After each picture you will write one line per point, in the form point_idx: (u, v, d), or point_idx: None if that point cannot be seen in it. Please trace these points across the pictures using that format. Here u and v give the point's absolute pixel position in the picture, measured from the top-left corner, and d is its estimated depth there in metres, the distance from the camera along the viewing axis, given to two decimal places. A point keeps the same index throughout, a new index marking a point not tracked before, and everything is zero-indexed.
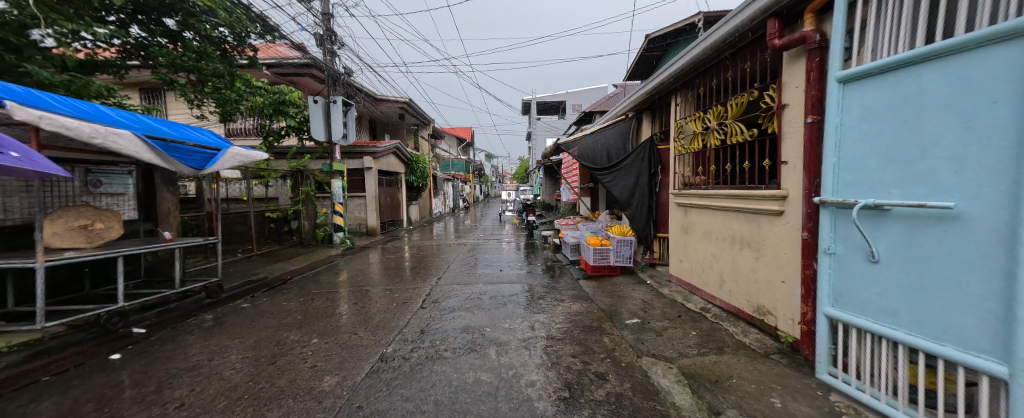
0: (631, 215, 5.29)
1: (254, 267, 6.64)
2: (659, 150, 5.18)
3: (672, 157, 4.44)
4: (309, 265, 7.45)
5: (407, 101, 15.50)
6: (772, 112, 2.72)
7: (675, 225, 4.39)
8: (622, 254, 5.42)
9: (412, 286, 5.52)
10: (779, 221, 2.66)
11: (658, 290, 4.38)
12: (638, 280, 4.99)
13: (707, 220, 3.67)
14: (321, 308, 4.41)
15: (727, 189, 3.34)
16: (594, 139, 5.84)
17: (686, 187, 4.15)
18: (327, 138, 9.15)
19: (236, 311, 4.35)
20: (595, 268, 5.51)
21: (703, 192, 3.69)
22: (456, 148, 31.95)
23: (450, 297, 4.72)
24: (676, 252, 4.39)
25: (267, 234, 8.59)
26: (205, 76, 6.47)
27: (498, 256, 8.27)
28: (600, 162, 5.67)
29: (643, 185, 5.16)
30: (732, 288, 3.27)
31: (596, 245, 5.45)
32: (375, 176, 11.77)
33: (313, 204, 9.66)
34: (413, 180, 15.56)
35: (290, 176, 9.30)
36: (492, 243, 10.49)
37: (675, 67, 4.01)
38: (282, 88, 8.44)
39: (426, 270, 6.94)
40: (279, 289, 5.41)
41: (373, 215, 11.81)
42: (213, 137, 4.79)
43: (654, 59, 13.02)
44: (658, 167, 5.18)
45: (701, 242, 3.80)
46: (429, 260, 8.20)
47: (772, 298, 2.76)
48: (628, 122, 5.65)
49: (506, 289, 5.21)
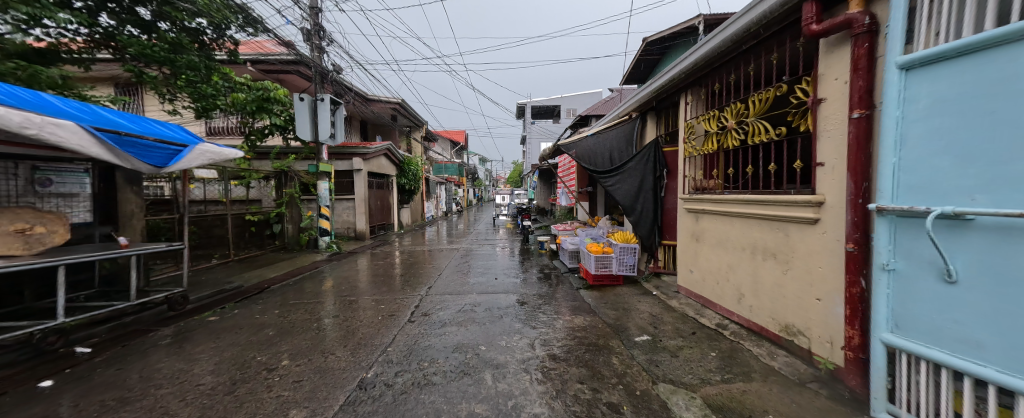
0: (635, 221, 5.00)
1: (229, 275, 6.17)
2: (664, 153, 4.89)
3: (681, 160, 4.15)
4: (291, 272, 6.98)
5: (400, 101, 15.10)
6: (804, 109, 2.44)
7: (684, 232, 4.09)
8: (626, 262, 5.10)
9: (400, 295, 5.13)
10: (813, 231, 2.36)
11: (666, 302, 4.06)
12: (643, 291, 4.66)
13: (721, 228, 3.37)
14: (299, 321, 3.99)
15: (747, 193, 3.05)
16: (596, 141, 5.56)
17: (696, 192, 3.85)
18: (314, 137, 8.73)
19: (200, 325, 3.91)
20: (596, 277, 5.18)
21: (718, 197, 3.39)
22: (449, 150, 31.53)
23: (441, 309, 4.34)
24: (685, 261, 4.08)
25: (246, 239, 8.09)
26: (179, 69, 5.94)
27: (493, 262, 7.90)
28: (603, 165, 5.41)
29: (649, 189, 4.88)
30: (753, 304, 2.96)
31: (596, 253, 5.13)
32: (365, 177, 11.33)
33: (298, 207, 9.19)
34: (405, 182, 15.13)
35: (273, 177, 8.84)
36: (486, 249, 10.12)
37: (685, 62, 3.73)
38: (265, 84, 7.97)
39: (417, 277, 6.54)
40: (254, 299, 4.97)
41: (362, 219, 11.36)
42: (180, 133, 4.34)
43: (653, 62, 12.85)
44: (664, 170, 4.89)
45: (715, 252, 3.49)
46: (419, 267, 7.79)
47: (803, 317, 2.45)
48: (632, 123, 5.37)
49: (501, 299, 4.84)
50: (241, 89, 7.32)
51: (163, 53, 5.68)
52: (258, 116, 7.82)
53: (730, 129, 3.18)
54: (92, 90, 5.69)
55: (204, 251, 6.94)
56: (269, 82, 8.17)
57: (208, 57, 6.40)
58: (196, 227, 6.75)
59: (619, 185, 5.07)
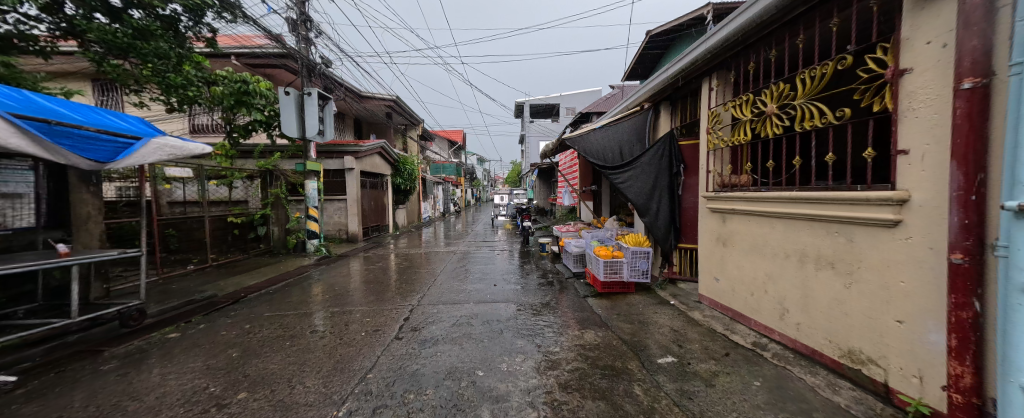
0: (650, 222, 4.55)
1: (205, 283, 5.67)
2: (680, 146, 4.51)
3: (703, 153, 3.68)
4: (275, 278, 6.49)
5: (394, 98, 14.59)
6: (876, 84, 1.98)
7: (707, 235, 3.62)
8: (638, 268, 4.65)
9: (390, 305, 4.64)
10: (891, 236, 1.90)
11: (687, 315, 3.59)
12: (658, 301, 4.18)
13: (756, 231, 2.91)
14: (271, 339, 3.49)
15: (791, 190, 2.58)
16: (603, 132, 5.01)
17: (722, 190, 3.37)
18: (301, 134, 8.25)
19: (155, 345, 3.41)
20: (605, 284, 4.71)
21: (752, 195, 2.92)
22: (447, 150, 31.05)
23: (434, 323, 3.87)
24: (709, 268, 3.60)
25: (226, 242, 7.60)
26: (146, 57, 5.31)
27: (493, 266, 7.41)
28: (612, 161, 4.85)
29: (665, 186, 4.47)
30: (800, 321, 2.50)
31: (606, 257, 4.63)
32: (357, 177, 10.83)
33: (285, 208, 8.68)
34: (400, 182, 14.62)
35: (258, 176, 8.35)
36: (484, 251, 9.62)
37: (711, 39, 3.21)
38: (245, 75, 7.49)
39: (410, 284, 6.05)
40: (225, 311, 4.47)
41: (354, 220, 10.85)
42: (136, 126, 3.83)
43: (656, 57, 12.38)
44: (682, 165, 4.50)
45: (747, 259, 3.02)
46: (413, 271, 7.30)
47: (875, 342, 1.99)
48: (645, 114, 4.85)
49: (500, 309, 4.37)
50: (220, 81, 6.90)
51: (126, 38, 5.06)
52: (236, 110, 7.41)
53: (768, 115, 2.71)
54: (50, 81, 5.11)
55: (175, 255, 6.47)
56: (249, 73, 7.68)
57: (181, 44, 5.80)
58: (172, 230, 6.39)
59: (631, 181, 4.62)
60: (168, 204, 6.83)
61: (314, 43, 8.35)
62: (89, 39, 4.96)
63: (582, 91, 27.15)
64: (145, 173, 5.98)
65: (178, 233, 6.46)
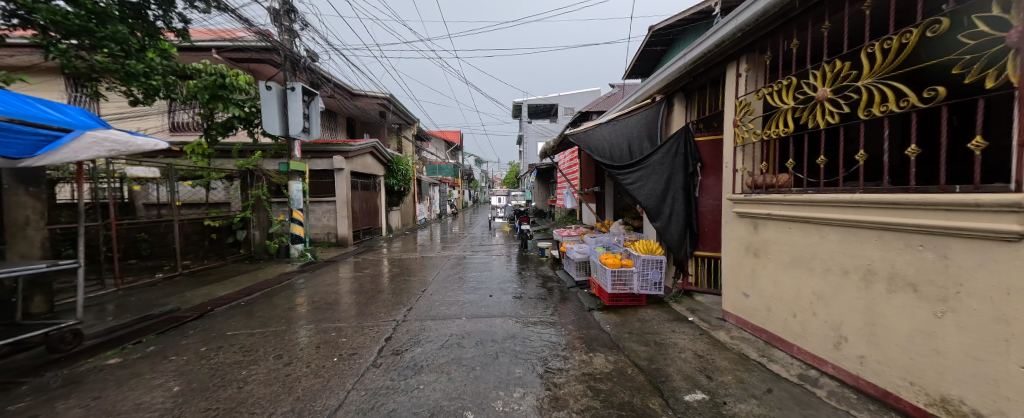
0: (662, 227, 4.12)
1: (168, 295, 5.13)
2: (696, 142, 4.08)
3: (727, 149, 3.21)
4: (251, 286, 5.96)
5: (388, 97, 14.07)
6: (988, 54, 1.52)
7: (733, 243, 3.15)
8: (650, 279, 4.17)
9: (372, 321, 4.14)
10: (1012, 252, 1.43)
11: (711, 335, 3.10)
12: (674, 316, 3.69)
13: (799, 241, 2.44)
14: (224, 367, 2.97)
15: (850, 191, 2.12)
16: (611, 127, 4.47)
17: (753, 192, 2.90)
18: (284, 132, 7.76)
19: (86, 377, 2.89)
20: (614, 296, 4.23)
21: (795, 199, 2.45)
22: (444, 151, 30.51)
23: (419, 344, 3.38)
24: (736, 282, 3.12)
25: (201, 247, 7.13)
26: (101, 41, 4.74)
27: (489, 273, 6.91)
28: (620, 159, 4.39)
29: (679, 188, 4.05)
30: (863, 354, 2.03)
31: (615, 266, 4.15)
32: (347, 178, 10.33)
33: (266, 210, 8.13)
34: (394, 183, 14.09)
35: (238, 177, 7.82)
36: (481, 256, 9.13)
37: (743, 14, 2.73)
38: (220, 67, 6.99)
39: (398, 293, 5.53)
40: (183, 330, 3.94)
41: (344, 223, 10.34)
42: (74, 118, 3.32)
43: (659, 53, 11.94)
44: (698, 164, 4.06)
45: (787, 274, 2.54)
46: (403, 279, 6.80)
47: (983, 391, 1.53)
48: (657, 107, 4.34)
49: (496, 326, 3.88)
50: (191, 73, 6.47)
51: (78, 20, 4.49)
52: (212, 105, 6.92)
53: (816, 102, 2.25)
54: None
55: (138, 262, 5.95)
56: (223, 65, 7.14)
57: (152, 31, 5.30)
58: (143, 234, 6.32)
59: (641, 182, 4.19)
60: (143, 207, 6.71)
61: (297, 35, 7.85)
62: (40, 23, 4.47)
63: (581, 91, 26.74)
64: (83, 174, 5.41)
65: (149, 239, 6.37)
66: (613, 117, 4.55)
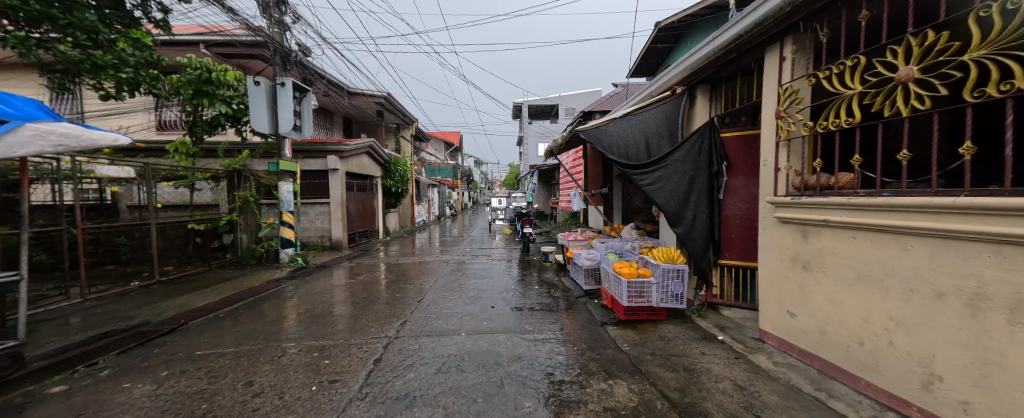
0: (684, 233, 3.69)
1: (139, 306, 4.70)
2: (722, 138, 3.67)
3: (766, 144, 2.79)
4: (235, 295, 5.53)
5: (385, 95, 13.66)
6: None
7: (774, 253, 2.72)
8: (670, 291, 3.73)
9: (360, 336, 3.71)
10: None
11: (751, 360, 2.68)
12: (701, 335, 3.25)
13: (867, 254, 2.03)
14: (183, 399, 2.55)
15: (946, 195, 1.70)
16: (626, 122, 4.04)
17: (801, 194, 2.48)
18: (274, 130, 7.34)
19: (19, 411, 2.47)
20: (630, 310, 3.81)
21: (864, 203, 2.03)
22: (443, 152, 30.11)
23: (413, 368, 2.94)
24: (777, 299, 2.70)
25: (185, 253, 6.72)
26: (65, 29, 4.29)
27: (490, 280, 6.47)
28: (637, 158, 3.96)
29: (703, 189, 3.64)
30: (968, 398, 1.62)
31: (631, 277, 3.70)
32: (342, 178, 9.91)
33: (255, 213, 7.72)
34: (392, 184, 13.67)
35: (224, 177, 7.43)
36: (481, 260, 8.70)
37: None
38: (206, 60, 6.58)
39: (392, 303, 5.10)
40: (148, 349, 3.51)
41: (339, 226, 9.91)
42: (19, 109, 2.86)
43: (666, 50, 11.53)
44: (724, 163, 3.64)
45: (851, 293, 2.13)
46: (399, 286, 6.37)
47: None
48: (678, 100, 3.91)
49: (499, 344, 3.45)
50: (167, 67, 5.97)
51: (39, 5, 4.03)
52: (196, 100, 6.51)
53: (897, 84, 1.83)
54: None
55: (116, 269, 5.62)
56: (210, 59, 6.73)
57: (129, 19, 4.95)
58: (124, 238, 5.81)
59: (661, 183, 3.76)
60: (129, 209, 6.29)
61: (288, 28, 7.44)
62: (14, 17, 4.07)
63: (582, 91, 26.38)
64: (39, 173, 4.75)
65: (131, 242, 5.87)
66: (628, 112, 4.12)
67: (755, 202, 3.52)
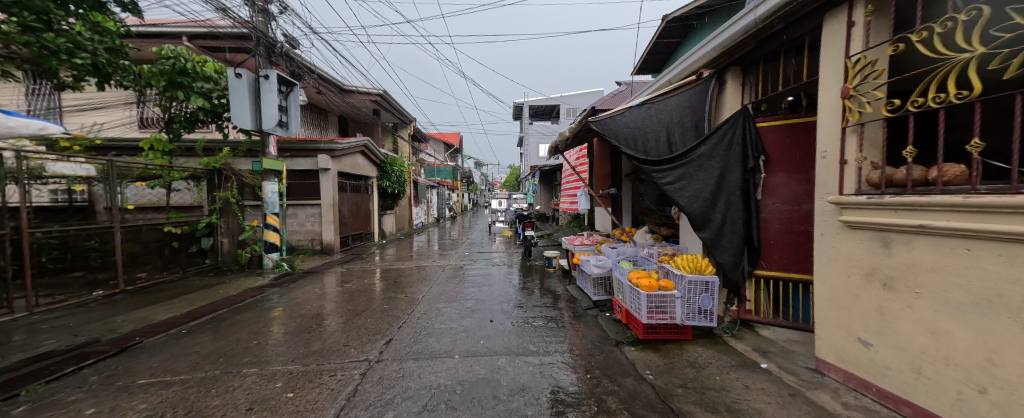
0: (712, 239, 3.21)
1: (93, 320, 4.19)
2: (758, 129, 3.15)
3: (828, 130, 2.26)
4: (207, 305, 5.00)
5: (381, 93, 13.19)
6: None
7: (839, 265, 2.19)
8: (697, 306, 3.20)
9: (336, 358, 3.19)
10: None
11: (811, 398, 2.14)
12: (739, 361, 2.71)
13: (993, 272, 1.51)
14: None
15: None
16: (643, 111, 3.52)
17: (881, 192, 1.95)
18: (257, 126, 6.85)
19: None
20: (649, 327, 3.28)
21: (989, 203, 1.51)
22: (443, 153, 29.65)
23: (394, 405, 2.41)
24: (843, 322, 2.16)
25: (160, 258, 6.24)
26: (11, 9, 3.71)
27: (490, 289, 5.93)
28: (657, 152, 3.44)
29: (735, 188, 3.14)
30: None
31: (651, 289, 3.20)
32: (333, 178, 9.41)
33: (236, 215, 7.17)
34: (388, 185, 13.17)
35: (204, 176, 6.90)
36: (479, 265, 8.19)
37: None
38: (179, 49, 6.08)
39: (380, 315, 4.60)
40: (86, 376, 3.00)
41: (330, 228, 9.40)
42: None
43: (673, 45, 11.08)
44: (761, 157, 3.13)
45: (965, 323, 1.60)
46: (389, 294, 5.87)
47: None
48: (704, 86, 3.38)
49: (496, 371, 2.92)
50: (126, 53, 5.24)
51: None
52: (170, 93, 6.03)
53: None
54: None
55: (84, 276, 5.17)
56: (187, 48, 6.24)
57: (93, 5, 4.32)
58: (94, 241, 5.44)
59: (684, 181, 3.27)
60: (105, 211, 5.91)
61: (273, 17, 6.92)
62: None
63: (583, 91, 26.01)
64: None
65: (103, 248, 5.40)
66: (646, 100, 3.59)
67: (798, 203, 3.01)
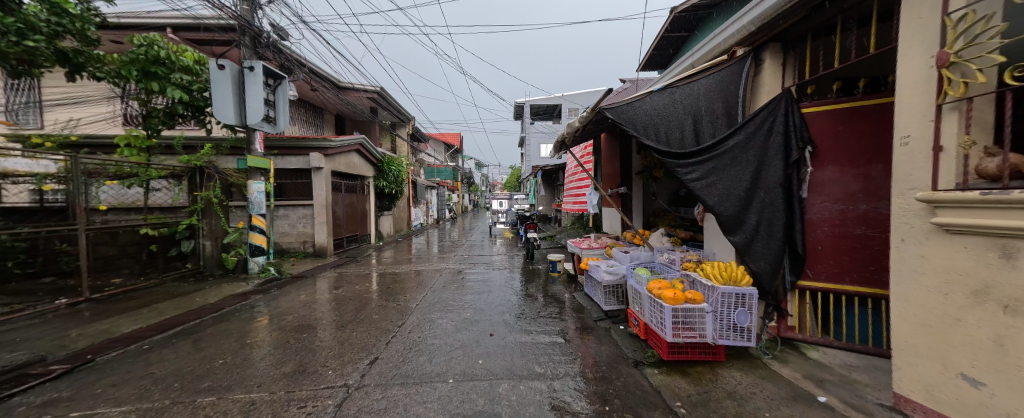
0: (743, 243, 2.78)
1: (45, 334, 3.74)
2: (803, 116, 2.68)
3: (916, 111, 1.80)
4: (179, 315, 4.57)
5: (378, 90, 12.76)
6: None
7: (934, 280, 1.72)
8: (730, 322, 2.73)
9: (309, 383, 2.74)
10: None
11: None
12: (789, 393, 2.24)
13: None
14: None
15: None
16: (665, 95, 3.09)
17: (1003, 188, 1.50)
18: (242, 122, 6.44)
19: None
20: (675, 347, 2.81)
21: None
22: (443, 153, 29.24)
23: None
24: (938, 352, 1.70)
25: (137, 262, 5.89)
26: None
27: (489, 296, 5.46)
28: (681, 143, 3.00)
29: (775, 185, 2.67)
30: None
31: (676, 302, 2.74)
32: (326, 178, 8.98)
33: (220, 217, 6.74)
34: (386, 185, 12.73)
35: (184, 175, 6.46)
36: (479, 269, 7.73)
37: None
38: (153, 36, 5.67)
39: (368, 326, 4.15)
40: (12, 406, 2.54)
41: (322, 230, 8.96)
42: None
43: (680, 39, 10.63)
44: (807, 148, 2.66)
45: None
46: (381, 301, 5.42)
47: None
48: (737, 65, 2.91)
49: (496, 401, 2.46)
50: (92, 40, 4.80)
51: None
52: (144, 84, 5.63)
53: None
54: None
55: (54, 282, 5.02)
56: (162, 36, 5.86)
57: None
58: (65, 245, 5.05)
59: (714, 177, 2.83)
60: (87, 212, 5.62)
61: (259, 6, 6.49)
62: None
63: (585, 91, 25.54)
64: None
65: (71, 251, 5.05)
66: (668, 84, 3.15)
67: (853, 202, 2.54)
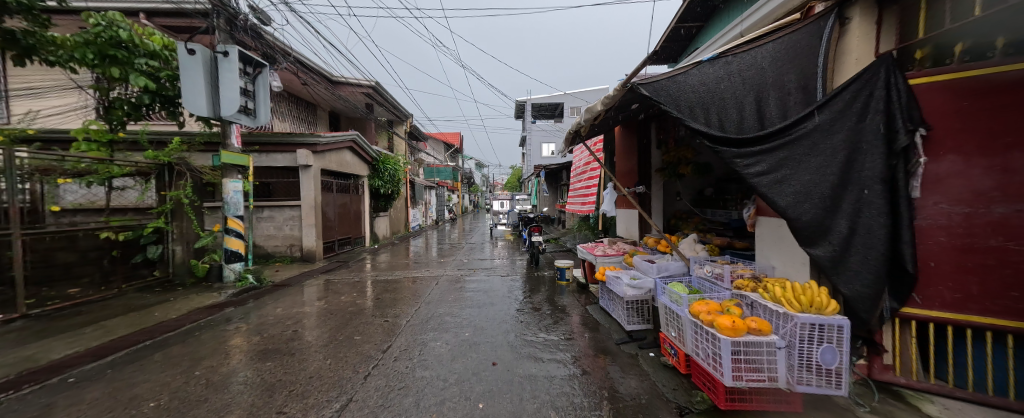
0: (828, 257, 2.10)
1: None
2: (911, 89, 2.00)
3: None
4: (130, 334, 3.93)
5: (373, 84, 12.12)
6: None
7: None
8: (811, 362, 2.05)
9: None
10: None
11: None
12: None
13: None
14: None
15: None
16: (717, 67, 2.48)
17: None
18: (215, 113, 5.79)
19: None
20: (734, 392, 2.13)
21: None
22: (443, 153, 28.64)
23: None
24: None
25: (97, 270, 5.20)
26: None
27: (491, 309, 4.78)
28: (740, 126, 2.37)
29: (874, 179, 1.99)
30: None
31: (737, 335, 2.06)
32: (315, 177, 8.33)
33: (192, 219, 6.10)
34: (382, 186, 12.05)
35: (152, 172, 5.80)
36: (479, 275, 7.08)
37: None
38: (112, 15, 4.95)
39: (347, 350, 3.49)
40: None
41: (311, 233, 8.32)
42: None
43: (693, 30, 9.96)
44: (918, 130, 1.97)
45: None
46: (366, 315, 4.77)
47: None
48: (816, 23, 2.20)
49: None
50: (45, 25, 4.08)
51: None
52: (101, 69, 4.96)
53: None
54: None
55: None
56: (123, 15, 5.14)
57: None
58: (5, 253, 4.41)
59: (786, 169, 2.19)
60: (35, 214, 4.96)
61: None
62: None
63: (587, 90, 24.86)
64: None
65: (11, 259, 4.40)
66: (721, 53, 2.52)
67: (983, 204, 1.88)
